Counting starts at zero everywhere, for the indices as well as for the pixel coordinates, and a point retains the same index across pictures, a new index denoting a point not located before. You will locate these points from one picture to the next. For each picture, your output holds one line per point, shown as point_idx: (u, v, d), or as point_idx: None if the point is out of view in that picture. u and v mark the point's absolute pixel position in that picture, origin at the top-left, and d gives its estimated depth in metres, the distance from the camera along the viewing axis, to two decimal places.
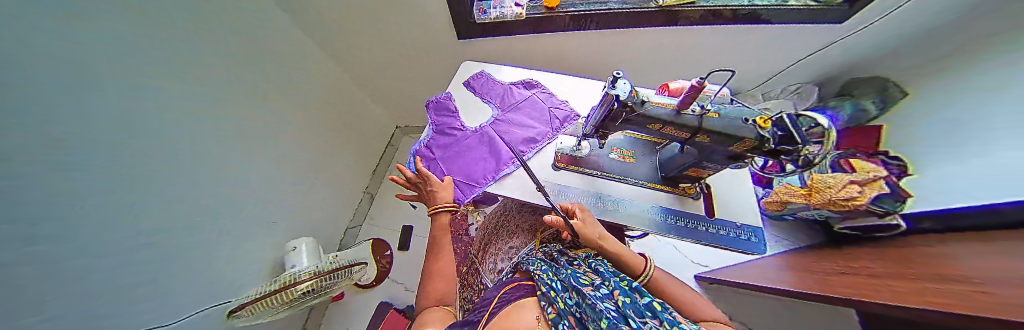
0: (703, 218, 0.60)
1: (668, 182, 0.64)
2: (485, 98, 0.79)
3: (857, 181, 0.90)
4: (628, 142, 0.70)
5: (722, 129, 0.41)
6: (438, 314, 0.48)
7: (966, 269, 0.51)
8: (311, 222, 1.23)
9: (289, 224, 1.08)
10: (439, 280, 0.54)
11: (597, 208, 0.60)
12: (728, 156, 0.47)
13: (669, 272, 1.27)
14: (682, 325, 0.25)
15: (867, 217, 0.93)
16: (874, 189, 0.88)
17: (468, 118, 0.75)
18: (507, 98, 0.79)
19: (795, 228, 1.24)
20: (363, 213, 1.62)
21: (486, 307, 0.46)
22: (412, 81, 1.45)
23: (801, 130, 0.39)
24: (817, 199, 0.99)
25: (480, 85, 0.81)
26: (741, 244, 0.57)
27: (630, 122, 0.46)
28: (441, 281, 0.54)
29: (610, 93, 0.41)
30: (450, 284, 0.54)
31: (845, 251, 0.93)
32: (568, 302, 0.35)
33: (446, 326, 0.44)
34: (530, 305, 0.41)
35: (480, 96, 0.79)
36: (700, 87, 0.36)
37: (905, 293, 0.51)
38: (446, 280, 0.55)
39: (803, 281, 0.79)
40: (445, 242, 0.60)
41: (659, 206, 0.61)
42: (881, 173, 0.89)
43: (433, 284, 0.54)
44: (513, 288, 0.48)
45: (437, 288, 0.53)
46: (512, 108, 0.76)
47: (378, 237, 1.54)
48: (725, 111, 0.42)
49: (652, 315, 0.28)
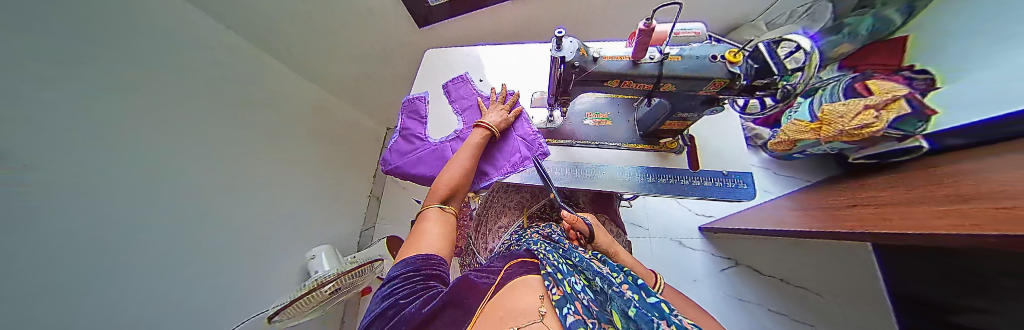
0: (687, 172, 0.57)
1: (648, 140, 0.61)
2: (458, 109, 0.75)
3: (874, 105, 0.80)
4: (605, 105, 0.67)
5: (685, 72, 0.37)
6: (435, 215, 0.44)
7: (991, 178, 0.46)
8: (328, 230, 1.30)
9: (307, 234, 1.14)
10: (444, 181, 0.49)
11: (573, 178, 0.58)
12: (704, 101, 0.43)
13: (676, 228, 1.26)
14: None
15: (886, 143, 0.84)
16: (895, 112, 0.78)
17: (435, 129, 0.72)
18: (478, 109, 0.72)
19: (810, 166, 1.16)
20: (375, 214, 1.65)
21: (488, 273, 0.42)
22: (393, 72, 1.39)
23: (781, 59, 0.35)
24: (827, 132, 0.87)
25: (456, 92, 0.78)
26: (727, 192, 0.54)
27: (584, 82, 0.41)
28: (446, 181, 0.50)
29: (556, 56, 0.37)
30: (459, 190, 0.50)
31: (861, 182, 0.86)
32: (575, 288, 0.32)
33: (443, 229, 0.43)
34: (534, 286, 0.34)
35: (452, 105, 0.76)
36: (650, 30, 0.31)
37: (922, 216, 0.47)
38: (453, 183, 0.50)
39: (809, 220, 0.77)
40: (462, 153, 0.54)
41: (639, 166, 0.58)
42: (904, 92, 0.79)
43: (435, 186, 0.49)
44: (518, 264, 0.41)
45: (440, 187, 0.49)
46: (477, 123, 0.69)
47: (393, 234, 1.55)
48: (689, 50, 0.38)
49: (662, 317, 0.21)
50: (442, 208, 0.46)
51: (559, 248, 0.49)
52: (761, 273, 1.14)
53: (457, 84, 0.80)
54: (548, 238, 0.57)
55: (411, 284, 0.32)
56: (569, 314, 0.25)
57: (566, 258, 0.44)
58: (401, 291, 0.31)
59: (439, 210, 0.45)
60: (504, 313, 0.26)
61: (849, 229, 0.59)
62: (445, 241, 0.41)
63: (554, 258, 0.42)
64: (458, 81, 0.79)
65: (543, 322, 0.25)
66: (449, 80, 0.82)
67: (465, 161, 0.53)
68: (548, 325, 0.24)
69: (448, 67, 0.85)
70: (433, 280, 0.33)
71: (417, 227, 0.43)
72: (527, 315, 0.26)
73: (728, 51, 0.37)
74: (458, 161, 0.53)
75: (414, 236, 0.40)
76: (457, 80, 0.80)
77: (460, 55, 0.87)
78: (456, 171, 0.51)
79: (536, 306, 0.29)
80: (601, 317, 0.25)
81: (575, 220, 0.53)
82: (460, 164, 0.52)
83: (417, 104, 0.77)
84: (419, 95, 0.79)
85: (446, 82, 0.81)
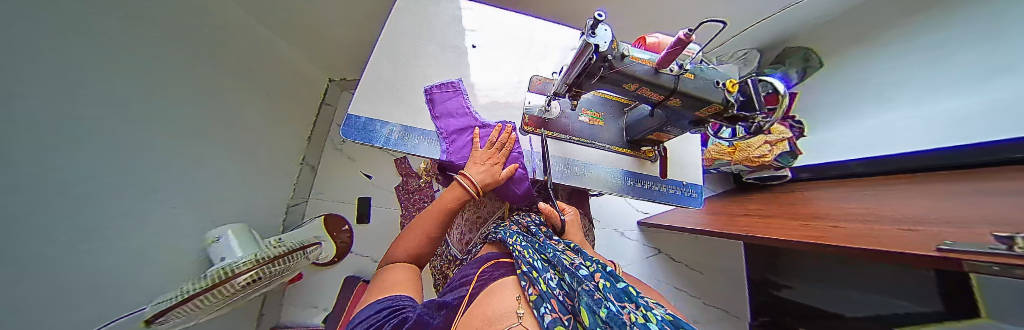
0: (657, 179, 0.65)
1: (632, 146, 0.66)
2: (443, 129, 0.58)
3: (769, 141, 1.11)
4: (598, 104, 0.68)
5: (694, 91, 0.41)
6: (401, 273, 0.45)
7: (856, 225, 0.66)
8: (256, 206, 1.02)
9: (231, 211, 0.88)
10: (413, 239, 0.50)
11: (563, 173, 0.59)
12: (693, 121, 0.49)
13: (618, 221, 1.50)
14: (657, 309, 0.21)
15: (768, 169, 1.20)
16: (780, 148, 1.10)
17: (411, 115, 0.58)
18: (465, 151, 0.57)
19: (718, 179, 1.53)
20: (308, 186, 1.34)
21: (465, 285, 0.43)
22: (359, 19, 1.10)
23: (761, 98, 0.42)
24: (738, 156, 1.16)
25: (446, 101, 0.60)
26: (684, 200, 0.65)
27: (605, 80, 0.42)
28: (411, 238, 0.50)
29: (589, 42, 0.35)
30: (427, 248, 0.52)
31: (748, 198, 1.20)
32: (551, 285, 0.33)
33: (405, 284, 0.42)
34: (509, 285, 0.38)
35: (437, 121, 0.58)
36: (685, 41, 0.31)
37: (804, 235, 0.69)
38: (420, 241, 0.50)
39: (718, 222, 1.01)
40: (435, 202, 0.53)
41: (620, 169, 0.63)
42: (786, 135, 1.11)
43: (403, 239, 0.51)
44: (493, 266, 0.46)
45: (404, 244, 0.50)
46: (463, 146, 0.57)
47: (332, 212, 1.32)
48: (701, 70, 0.42)
49: (629, 299, 0.24)
50: (404, 265, 0.48)
51: (535, 242, 0.50)
52: (672, 260, 1.48)
53: (449, 96, 0.61)
54: (526, 229, 0.58)
55: (387, 308, 0.33)
56: (546, 313, 0.27)
57: (542, 252, 0.45)
58: (375, 317, 0.31)
59: (405, 264, 0.48)
60: (479, 321, 0.28)
61: (756, 234, 0.80)
62: (410, 285, 0.43)
63: (528, 255, 0.43)
64: (449, 88, 0.61)
65: (521, 323, 0.26)
66: (437, 84, 0.62)
67: (434, 219, 0.52)
68: (527, 326, 0.25)
69: (423, 19, 0.68)
70: (407, 306, 0.34)
71: (377, 283, 0.43)
72: (505, 320, 0.27)
73: (728, 79, 0.43)
74: (434, 209, 0.52)
75: (378, 287, 0.41)
76: (448, 89, 0.61)
77: (445, 9, 0.70)
78: (425, 230, 0.51)
79: (513, 309, 0.30)
80: (575, 311, 0.28)
81: (552, 212, 0.59)
82: (429, 220, 0.52)
83: (373, 128, 0.55)
84: (370, 106, 0.57)
85: (435, 85, 0.62)
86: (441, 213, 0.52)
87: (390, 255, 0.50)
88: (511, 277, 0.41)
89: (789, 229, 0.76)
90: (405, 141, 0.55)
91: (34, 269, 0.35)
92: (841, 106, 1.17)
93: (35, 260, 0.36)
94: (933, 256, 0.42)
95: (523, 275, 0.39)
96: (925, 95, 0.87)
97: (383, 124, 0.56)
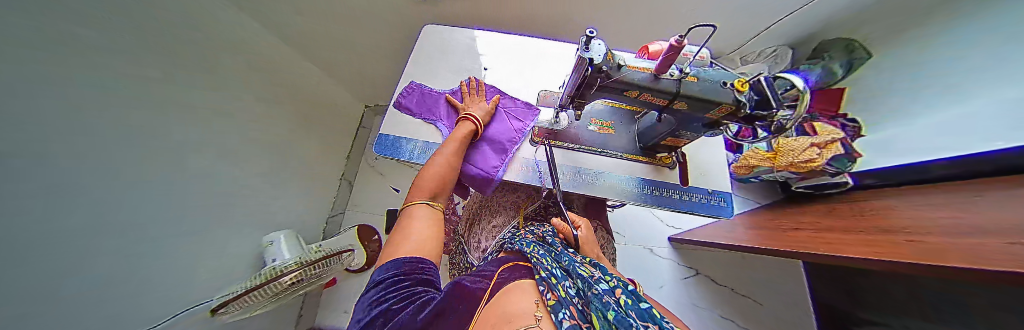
0: (677, 186, 0.62)
1: (646, 153, 0.64)
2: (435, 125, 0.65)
3: (817, 144, 0.98)
4: (608, 112, 0.69)
5: (699, 93, 0.41)
6: (426, 210, 0.45)
7: (943, 238, 0.55)
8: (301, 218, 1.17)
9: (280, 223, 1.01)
10: (433, 173, 0.51)
11: (575, 182, 0.60)
12: (706, 123, 0.47)
13: (645, 235, 1.39)
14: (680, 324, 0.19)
15: (821, 177, 1.04)
16: (832, 152, 0.96)
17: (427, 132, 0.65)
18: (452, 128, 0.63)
19: (762, 189, 1.38)
20: (345, 200, 1.50)
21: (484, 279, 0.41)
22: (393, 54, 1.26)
23: (778, 94, 0.40)
24: (780, 162, 1.06)
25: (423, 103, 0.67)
26: (713, 210, 0.60)
27: (605, 89, 0.44)
28: (431, 176, 0.51)
29: (585, 56, 0.38)
30: (449, 181, 0.52)
31: (800, 209, 1.04)
32: (569, 292, 0.33)
33: (431, 223, 0.43)
34: (528, 289, 0.37)
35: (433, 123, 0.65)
36: (678, 47, 0.32)
37: (872, 252, 0.59)
38: (440, 177, 0.51)
39: (763, 236, 0.89)
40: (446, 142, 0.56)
41: (636, 177, 0.62)
42: (840, 135, 0.98)
43: (422, 176, 0.51)
44: (510, 269, 0.44)
45: (425, 183, 0.50)
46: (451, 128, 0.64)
47: (364, 223, 1.44)
48: (704, 73, 0.42)
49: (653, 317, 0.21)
50: (429, 203, 0.47)
51: (551, 251, 0.50)
52: (714, 282, 1.30)
53: (415, 98, 0.68)
54: (543, 239, 0.57)
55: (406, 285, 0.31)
56: (564, 319, 0.26)
57: (560, 262, 0.45)
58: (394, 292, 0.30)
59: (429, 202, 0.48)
60: (496, 318, 0.27)
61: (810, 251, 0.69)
62: (436, 230, 0.43)
63: (548, 263, 0.43)
64: (411, 92, 0.67)
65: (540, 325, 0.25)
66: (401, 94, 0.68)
67: (448, 159, 0.53)
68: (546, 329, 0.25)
69: (444, 49, 0.78)
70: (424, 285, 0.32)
71: (406, 222, 0.43)
72: (523, 319, 0.26)
73: (736, 79, 0.42)
74: (446, 147, 0.55)
75: (404, 228, 0.41)
76: (410, 93, 0.67)
77: (461, 40, 0.80)
78: (443, 165, 0.52)
79: (531, 311, 0.29)
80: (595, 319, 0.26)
81: (565, 228, 0.59)
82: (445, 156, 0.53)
83: (400, 144, 0.62)
84: (389, 128, 0.64)
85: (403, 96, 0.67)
86: (455, 147, 0.55)
87: (412, 195, 0.49)
88: (530, 282, 0.40)
89: (852, 245, 0.65)
90: (426, 155, 0.62)
91: (102, 266, 0.42)
92: (907, 98, 1.02)
93: (102, 261, 0.42)
94: (1017, 271, 0.33)
95: (542, 281, 0.38)
96: (1002, 82, 0.74)
97: (405, 143, 0.63)
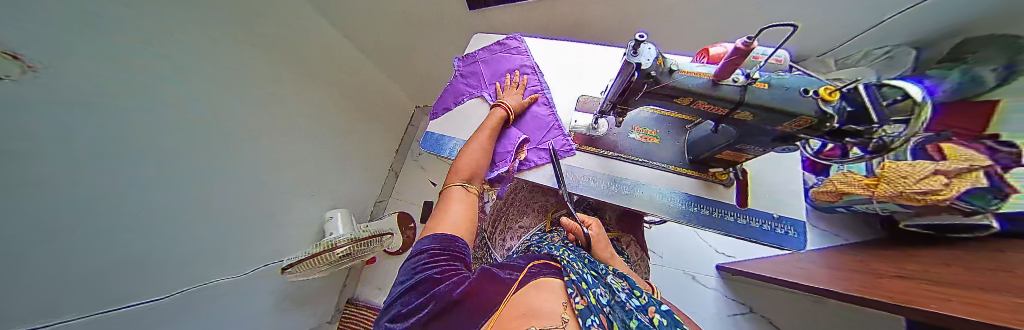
0: (732, 207, 0.55)
1: (696, 167, 0.58)
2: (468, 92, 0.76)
3: (942, 171, 0.74)
4: (654, 121, 0.65)
5: (768, 103, 0.36)
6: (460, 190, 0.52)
7: None
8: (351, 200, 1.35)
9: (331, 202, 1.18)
10: (466, 159, 0.56)
11: (606, 191, 0.58)
12: (777, 137, 0.41)
13: (685, 257, 1.26)
14: None
15: (946, 215, 0.81)
16: (967, 183, 0.72)
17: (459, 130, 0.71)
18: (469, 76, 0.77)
19: (853, 223, 1.13)
20: (390, 188, 1.69)
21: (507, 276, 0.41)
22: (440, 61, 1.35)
23: (881, 106, 0.33)
24: (882, 190, 0.82)
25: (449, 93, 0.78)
26: (777, 239, 0.51)
27: (652, 95, 0.42)
28: (467, 161, 0.56)
29: (632, 61, 0.37)
30: (482, 163, 0.58)
31: (911, 253, 0.81)
32: (601, 301, 0.32)
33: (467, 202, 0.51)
34: (554, 288, 0.36)
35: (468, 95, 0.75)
36: (746, 50, 0.29)
37: None
38: (477, 158, 0.57)
39: (843, 280, 0.72)
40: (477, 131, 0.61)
41: (681, 192, 0.57)
42: (984, 163, 0.73)
43: (458, 164, 0.56)
44: (534, 267, 0.44)
45: (462, 167, 0.55)
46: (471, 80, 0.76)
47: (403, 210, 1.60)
48: (779, 80, 0.36)
49: None
50: (465, 186, 0.54)
51: (582, 256, 0.47)
52: (774, 326, 1.08)
53: (440, 103, 0.77)
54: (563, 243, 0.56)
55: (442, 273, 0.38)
56: None
57: (590, 268, 0.43)
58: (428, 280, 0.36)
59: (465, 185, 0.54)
60: (523, 315, 0.29)
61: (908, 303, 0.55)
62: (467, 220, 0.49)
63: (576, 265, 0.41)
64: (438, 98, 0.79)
65: None
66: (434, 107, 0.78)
67: (480, 142, 0.59)
68: None
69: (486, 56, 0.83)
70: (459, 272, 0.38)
71: (446, 205, 0.50)
72: (551, 325, 0.27)
73: (824, 86, 0.35)
74: (476, 136, 0.60)
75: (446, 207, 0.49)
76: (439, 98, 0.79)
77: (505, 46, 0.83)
78: (476, 150, 0.58)
79: (559, 314, 0.29)
80: None
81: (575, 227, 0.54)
82: (477, 142, 0.59)
83: (441, 142, 0.71)
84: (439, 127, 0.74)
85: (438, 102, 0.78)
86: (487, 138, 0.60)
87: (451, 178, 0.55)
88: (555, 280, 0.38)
89: None
90: None
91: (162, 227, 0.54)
92: None
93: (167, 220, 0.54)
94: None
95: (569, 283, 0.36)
96: None
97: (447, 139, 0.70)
